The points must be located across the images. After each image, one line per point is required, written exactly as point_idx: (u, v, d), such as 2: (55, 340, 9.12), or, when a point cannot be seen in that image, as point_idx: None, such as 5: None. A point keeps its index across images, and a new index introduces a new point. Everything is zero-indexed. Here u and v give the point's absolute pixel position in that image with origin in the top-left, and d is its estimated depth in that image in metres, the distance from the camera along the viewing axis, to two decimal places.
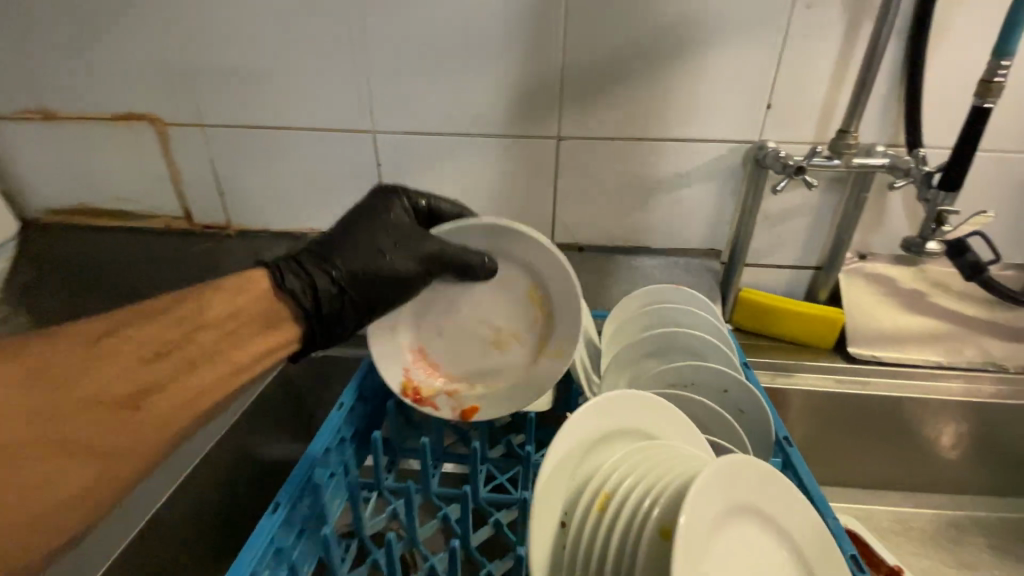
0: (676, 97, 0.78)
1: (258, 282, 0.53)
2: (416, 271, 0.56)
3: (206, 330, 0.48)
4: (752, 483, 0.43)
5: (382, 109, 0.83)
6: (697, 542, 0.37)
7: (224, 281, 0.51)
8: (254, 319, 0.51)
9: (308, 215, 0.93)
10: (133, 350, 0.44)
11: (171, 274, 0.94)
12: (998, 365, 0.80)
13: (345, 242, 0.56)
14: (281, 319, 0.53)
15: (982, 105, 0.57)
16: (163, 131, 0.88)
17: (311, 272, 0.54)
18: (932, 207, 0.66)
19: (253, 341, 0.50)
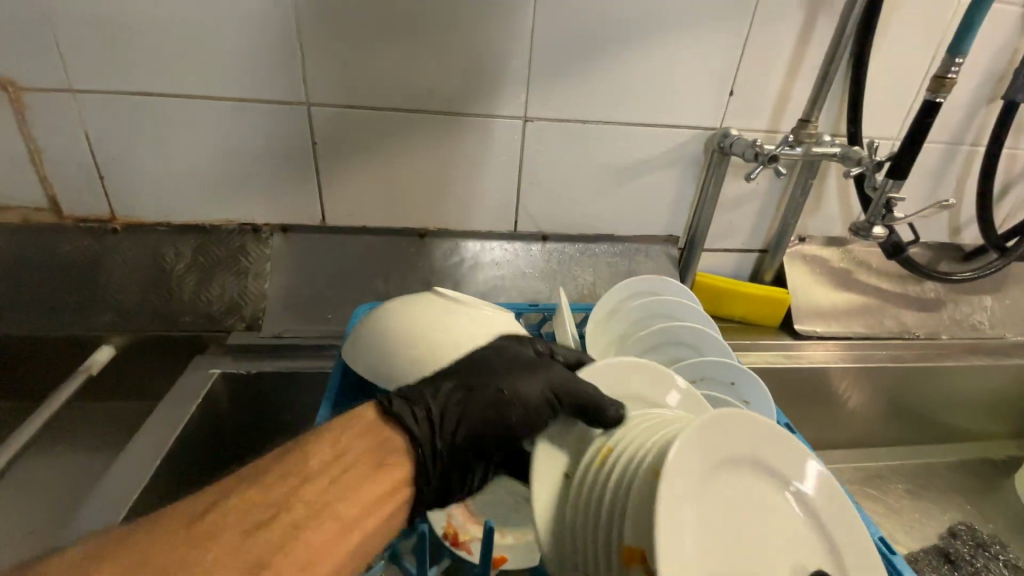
0: (648, 80, 0.75)
1: (361, 414, 0.45)
2: (543, 396, 0.47)
3: (309, 484, 0.39)
4: (747, 430, 0.44)
5: (325, 78, 0.71)
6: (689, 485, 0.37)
7: (331, 423, 0.44)
8: (363, 458, 0.42)
9: (224, 204, 0.78)
10: (227, 528, 0.35)
11: (35, 281, 0.73)
12: (909, 332, 0.91)
13: (477, 371, 0.49)
14: (391, 450, 0.44)
15: (935, 99, 0.64)
16: (20, 99, 0.68)
17: (424, 398, 0.47)
18: (882, 194, 0.70)
19: (365, 490, 0.41)
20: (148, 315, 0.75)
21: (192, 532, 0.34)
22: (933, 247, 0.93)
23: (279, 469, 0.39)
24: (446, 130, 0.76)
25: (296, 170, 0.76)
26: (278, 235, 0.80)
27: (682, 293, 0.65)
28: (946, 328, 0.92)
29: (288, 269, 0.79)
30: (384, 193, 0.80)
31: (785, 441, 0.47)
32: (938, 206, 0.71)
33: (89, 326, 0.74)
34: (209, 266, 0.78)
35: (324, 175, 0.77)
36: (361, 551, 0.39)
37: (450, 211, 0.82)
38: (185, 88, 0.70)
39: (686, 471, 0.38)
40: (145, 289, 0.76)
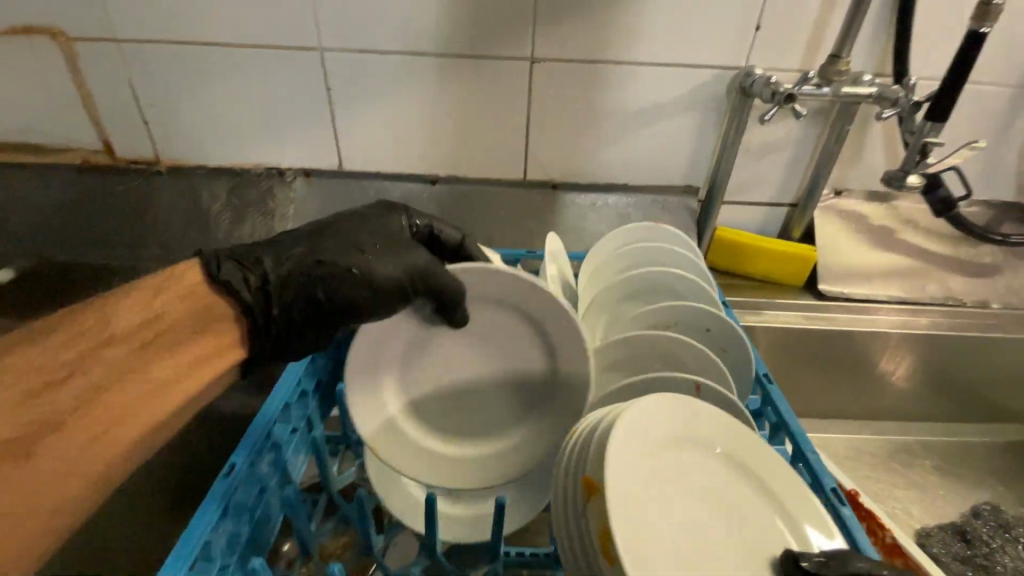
0: (662, 15, 0.70)
1: (181, 274, 0.45)
2: (395, 278, 0.49)
3: (116, 345, 0.39)
4: (701, 415, 0.46)
5: (330, 21, 0.72)
6: (634, 447, 0.41)
7: (150, 279, 0.44)
8: (177, 322, 0.42)
9: (250, 148, 0.83)
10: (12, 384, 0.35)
11: (92, 217, 0.83)
12: (955, 299, 0.83)
13: (334, 238, 0.49)
14: (218, 318, 0.44)
15: (979, 30, 0.56)
16: (70, 48, 0.75)
17: (258, 259, 0.46)
18: (918, 138, 0.64)
19: (183, 350, 0.41)
20: (182, 250, 0.83)
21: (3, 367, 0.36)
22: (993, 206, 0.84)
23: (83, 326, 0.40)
24: (452, 72, 0.75)
25: (311, 115, 0.79)
26: (301, 178, 0.85)
27: (673, 238, 0.64)
28: (1002, 297, 0.83)
29: (308, 212, 0.84)
30: (394, 138, 0.81)
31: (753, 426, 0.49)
32: (971, 149, 0.63)
33: (133, 259, 0.82)
34: (238, 206, 0.84)
35: (338, 119, 0.80)
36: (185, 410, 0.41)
37: (458, 158, 0.83)
38: (205, 35, 0.74)
39: (637, 435, 0.41)
40: (182, 225, 0.83)
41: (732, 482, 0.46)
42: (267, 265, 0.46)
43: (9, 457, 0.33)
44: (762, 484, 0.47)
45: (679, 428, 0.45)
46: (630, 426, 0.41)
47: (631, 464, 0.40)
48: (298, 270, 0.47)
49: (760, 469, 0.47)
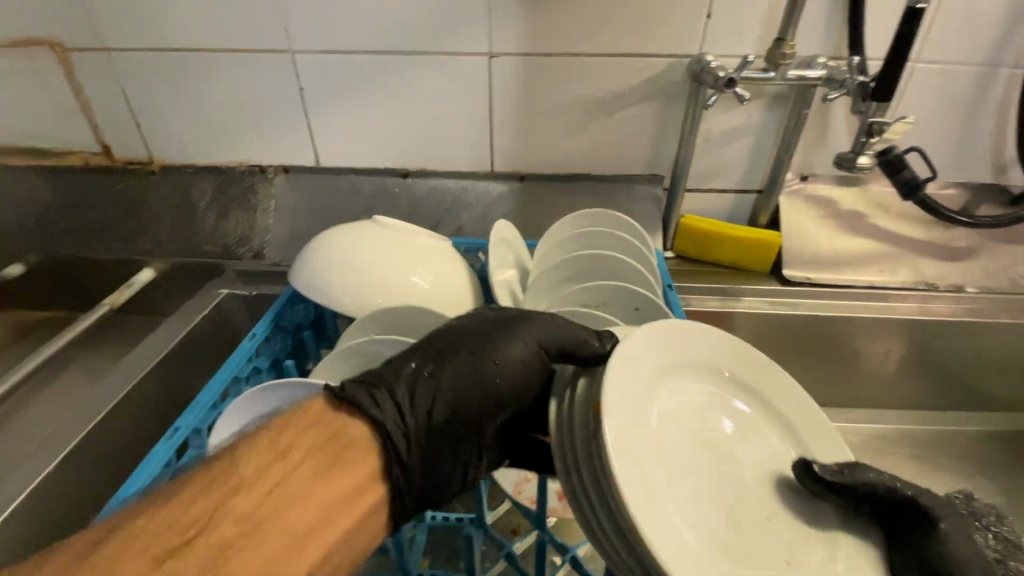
0: (613, 7, 0.72)
1: (310, 404, 0.42)
2: (526, 365, 0.48)
3: (244, 494, 0.36)
4: (680, 346, 0.50)
5: (298, 25, 0.76)
6: (631, 379, 0.43)
7: (293, 416, 0.41)
8: (312, 454, 0.39)
9: (233, 147, 0.88)
10: (145, 549, 0.33)
11: (91, 213, 0.90)
12: (927, 283, 0.82)
13: (469, 335, 0.49)
14: (356, 448, 0.41)
15: (915, 5, 0.58)
16: (67, 59, 0.82)
17: (377, 399, 0.43)
18: (864, 118, 0.68)
19: (334, 479, 0.39)
20: (170, 244, 0.88)
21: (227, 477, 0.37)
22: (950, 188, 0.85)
23: (206, 491, 0.36)
24: (416, 69, 0.78)
25: (286, 114, 0.84)
26: (281, 174, 0.89)
27: (616, 223, 0.67)
28: (976, 280, 0.82)
29: (288, 207, 0.88)
30: (365, 135, 0.85)
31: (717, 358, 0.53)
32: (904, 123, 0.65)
33: (126, 252, 0.88)
34: (224, 202, 0.89)
35: (312, 118, 0.84)
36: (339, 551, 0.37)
37: (427, 150, 0.86)
38: (185, 42, 0.79)
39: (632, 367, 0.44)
40: (170, 221, 0.89)
41: (706, 409, 0.50)
42: (397, 391, 0.45)
43: None
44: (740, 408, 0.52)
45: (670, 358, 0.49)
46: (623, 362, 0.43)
47: (623, 397, 0.41)
48: (421, 375, 0.46)
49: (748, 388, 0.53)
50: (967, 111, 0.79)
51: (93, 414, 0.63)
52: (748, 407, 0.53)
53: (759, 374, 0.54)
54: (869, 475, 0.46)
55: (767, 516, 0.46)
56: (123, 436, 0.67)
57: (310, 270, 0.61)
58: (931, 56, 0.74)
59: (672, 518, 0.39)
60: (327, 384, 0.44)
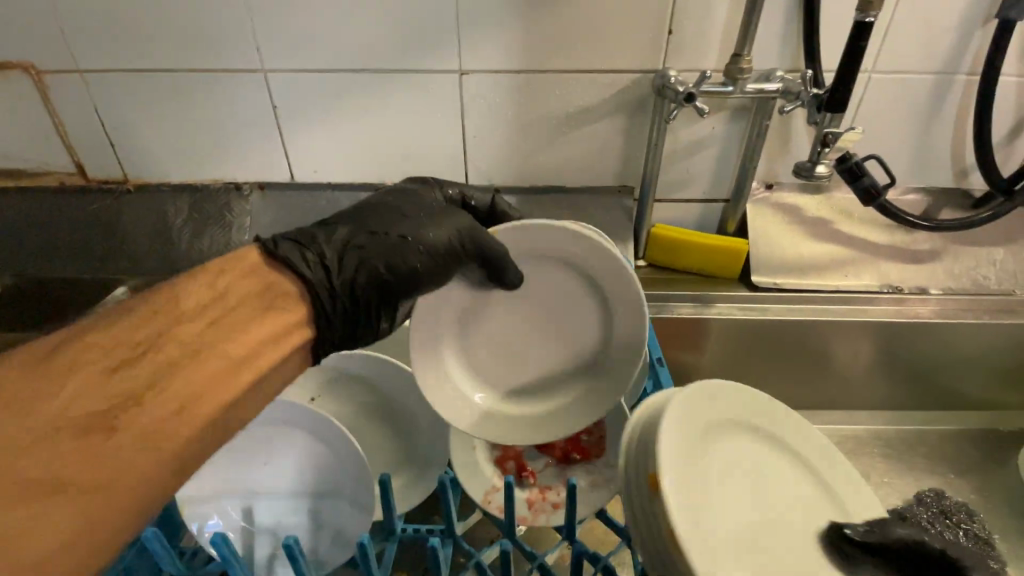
0: (577, 24, 0.74)
1: (241, 256, 0.50)
2: (447, 241, 0.53)
3: (179, 324, 0.43)
4: (731, 404, 0.56)
5: (270, 45, 0.77)
6: (688, 439, 0.49)
7: (214, 264, 0.49)
8: (244, 301, 0.47)
9: (208, 165, 0.89)
10: (105, 361, 0.39)
11: (65, 234, 0.89)
12: (891, 286, 0.84)
13: (394, 206, 0.56)
14: (281, 298, 0.49)
15: (863, 20, 0.61)
16: (40, 80, 0.82)
17: (307, 254, 0.51)
18: (820, 128, 0.70)
19: (259, 323, 0.46)
20: (145, 263, 0.88)
21: (157, 310, 0.44)
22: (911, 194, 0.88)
23: (152, 317, 0.43)
24: (387, 86, 0.80)
25: (261, 132, 0.85)
26: (256, 191, 0.90)
27: None
28: (940, 282, 0.84)
29: (264, 223, 0.89)
30: (340, 151, 0.86)
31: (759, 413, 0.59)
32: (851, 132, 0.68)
33: (99, 272, 0.88)
34: (199, 220, 0.89)
35: (287, 136, 0.85)
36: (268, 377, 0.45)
37: (402, 166, 0.87)
38: (159, 62, 0.80)
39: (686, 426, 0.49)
40: (145, 239, 0.89)
41: (760, 462, 0.56)
42: (326, 253, 0.51)
43: (107, 426, 0.36)
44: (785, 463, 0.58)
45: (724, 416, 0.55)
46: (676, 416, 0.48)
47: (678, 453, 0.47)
48: (351, 241, 0.52)
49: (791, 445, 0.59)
50: (923, 120, 0.82)
51: None
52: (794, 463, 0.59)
53: (793, 429, 0.61)
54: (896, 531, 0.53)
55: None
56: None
57: None
58: (884, 68, 0.77)
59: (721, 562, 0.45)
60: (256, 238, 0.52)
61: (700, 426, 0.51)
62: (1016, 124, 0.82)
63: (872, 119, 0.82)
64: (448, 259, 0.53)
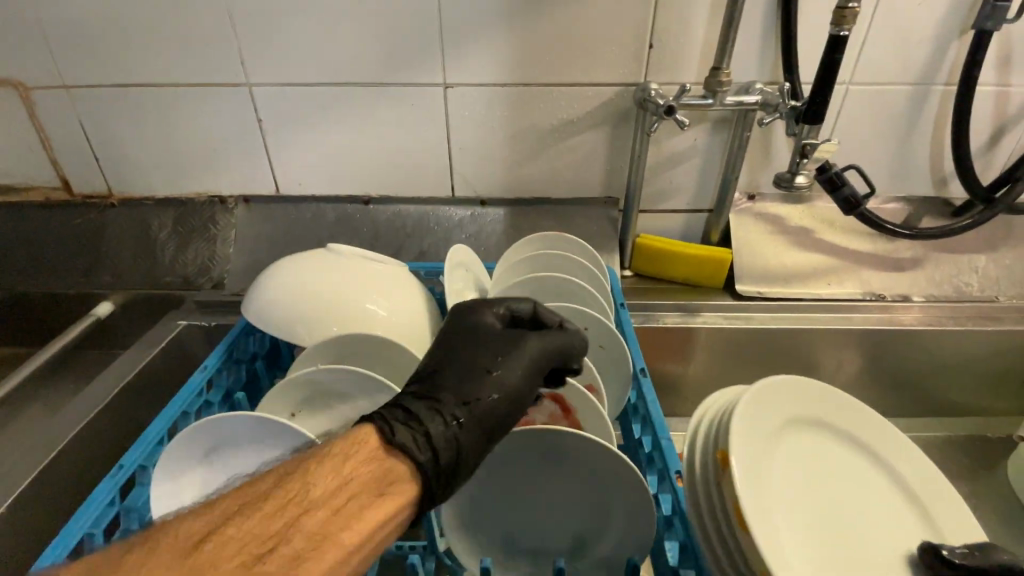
0: (559, 38, 0.75)
1: (359, 436, 0.41)
2: (525, 381, 0.48)
3: (307, 516, 0.35)
4: (799, 400, 0.56)
5: (254, 59, 0.78)
6: (752, 437, 0.49)
7: (333, 444, 0.40)
8: (367, 486, 0.38)
9: (193, 179, 0.89)
10: (228, 558, 0.32)
11: (48, 249, 0.89)
12: (874, 294, 0.84)
13: (469, 353, 0.48)
14: (398, 476, 0.40)
15: (838, 33, 0.61)
16: (26, 96, 0.82)
17: (414, 422, 0.43)
18: (799, 140, 0.71)
19: (374, 513, 0.37)
20: (130, 277, 0.87)
21: (284, 494, 0.36)
22: (892, 203, 0.89)
23: (275, 501, 0.36)
24: (372, 100, 0.80)
25: (246, 146, 0.85)
26: (241, 205, 0.90)
27: (561, 244, 0.71)
28: (922, 290, 0.85)
29: (249, 236, 0.88)
30: (325, 165, 0.86)
31: (846, 421, 0.59)
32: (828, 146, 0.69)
33: (83, 287, 0.87)
34: (185, 233, 0.89)
35: (273, 149, 0.85)
36: None
37: (388, 178, 0.87)
38: (144, 78, 0.80)
39: (751, 422, 0.50)
40: (129, 254, 0.88)
41: (828, 462, 0.56)
42: (427, 427, 0.43)
43: None
44: (853, 461, 0.57)
45: (790, 412, 0.55)
46: (744, 413, 0.49)
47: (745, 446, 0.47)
48: (444, 408, 0.44)
49: (863, 441, 0.59)
50: (900, 130, 0.83)
51: (41, 455, 0.62)
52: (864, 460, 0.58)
53: (874, 427, 0.60)
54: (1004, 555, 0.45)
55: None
56: (70, 476, 0.65)
57: (269, 313, 0.61)
58: (861, 80, 0.79)
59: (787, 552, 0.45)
60: (363, 416, 0.43)
61: (767, 425, 0.52)
62: (994, 133, 0.84)
63: (851, 130, 0.83)
64: (530, 386, 0.48)
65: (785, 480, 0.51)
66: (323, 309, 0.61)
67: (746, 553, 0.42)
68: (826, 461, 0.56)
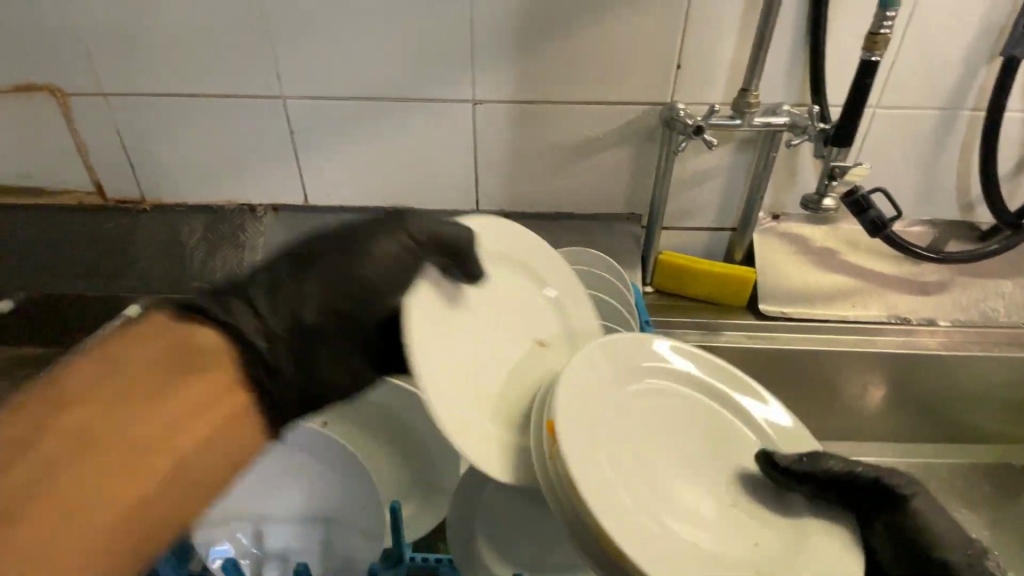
0: (588, 57, 0.76)
1: (150, 322, 0.46)
2: (399, 258, 0.52)
3: (102, 404, 0.41)
4: (633, 363, 0.61)
5: (290, 73, 0.80)
6: (584, 404, 0.53)
7: (133, 330, 0.45)
8: (171, 370, 0.44)
9: (224, 186, 0.91)
10: (34, 448, 0.38)
11: (79, 252, 0.91)
12: (899, 317, 0.84)
13: (340, 241, 0.51)
14: (200, 358, 0.45)
15: (869, 58, 0.62)
16: (67, 102, 0.85)
17: (237, 306, 0.47)
18: (827, 162, 0.72)
19: (182, 394, 0.43)
20: (157, 281, 0.89)
21: (96, 385, 0.42)
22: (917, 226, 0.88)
23: (75, 393, 0.41)
24: (402, 113, 0.82)
25: (277, 156, 0.87)
26: (270, 213, 0.92)
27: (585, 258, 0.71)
28: (948, 314, 0.84)
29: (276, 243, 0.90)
30: (353, 176, 0.88)
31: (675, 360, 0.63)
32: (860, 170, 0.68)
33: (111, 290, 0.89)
34: (213, 239, 0.90)
35: (303, 160, 0.87)
36: (189, 456, 0.42)
37: (414, 190, 0.89)
38: (181, 89, 0.82)
39: (579, 388, 0.54)
40: (158, 258, 0.90)
41: (677, 413, 0.61)
42: (258, 304, 0.47)
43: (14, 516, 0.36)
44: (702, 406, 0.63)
45: (621, 373, 0.59)
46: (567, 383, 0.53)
47: (576, 414, 0.52)
48: (272, 287, 0.48)
49: (709, 387, 0.64)
50: (927, 154, 0.83)
51: None
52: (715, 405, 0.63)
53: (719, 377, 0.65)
54: (828, 463, 0.53)
55: (758, 540, 0.52)
56: None
57: None
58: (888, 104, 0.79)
59: (637, 510, 0.48)
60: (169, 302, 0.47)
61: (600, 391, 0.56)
62: (1021, 159, 0.83)
63: (877, 153, 0.83)
64: (411, 271, 0.52)
65: (631, 436, 0.55)
66: None
67: (584, 519, 0.46)
68: (678, 414, 0.61)
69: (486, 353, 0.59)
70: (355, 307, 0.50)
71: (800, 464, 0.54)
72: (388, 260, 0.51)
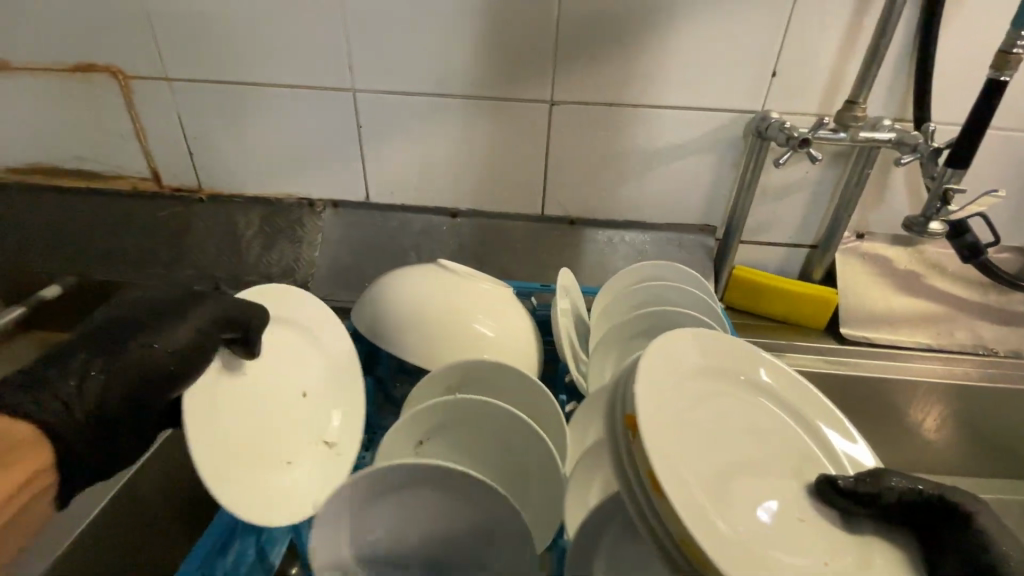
0: (677, 60, 0.72)
1: None
2: (189, 333, 0.49)
3: None
4: (712, 352, 0.50)
5: (363, 64, 0.77)
6: (665, 394, 0.43)
7: None
8: None
9: (283, 179, 0.88)
10: None
11: (131, 239, 0.88)
12: (985, 348, 0.80)
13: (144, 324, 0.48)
14: (25, 445, 0.41)
15: (998, 79, 0.59)
16: (127, 85, 0.82)
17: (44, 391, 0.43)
18: (939, 184, 0.67)
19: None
20: (217, 273, 0.86)
21: None
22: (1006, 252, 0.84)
23: None
24: (475, 111, 0.79)
25: (341, 150, 0.84)
26: (330, 209, 0.89)
27: (672, 270, 0.69)
28: None
29: (334, 240, 0.87)
30: (417, 172, 0.85)
31: (751, 362, 0.53)
32: (992, 196, 0.64)
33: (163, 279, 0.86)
34: (270, 232, 0.88)
35: (366, 154, 0.84)
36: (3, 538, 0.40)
37: (479, 191, 0.86)
38: (248, 76, 0.80)
39: (663, 375, 0.44)
40: (215, 248, 0.88)
41: (749, 418, 0.49)
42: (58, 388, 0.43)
43: None
44: (775, 415, 0.51)
45: (699, 365, 0.48)
46: (652, 365, 0.43)
47: (660, 406, 0.41)
48: (74, 371, 0.44)
49: (779, 393, 0.53)
50: None
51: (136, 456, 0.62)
52: (789, 417, 0.52)
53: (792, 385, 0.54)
54: (891, 479, 0.41)
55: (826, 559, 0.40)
56: None
57: (386, 335, 0.60)
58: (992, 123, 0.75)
59: (715, 523, 0.37)
60: None
61: (678, 380, 0.45)
62: None
63: (972, 175, 0.79)
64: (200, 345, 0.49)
65: (707, 440, 0.44)
66: (446, 332, 0.59)
67: (663, 514, 0.37)
68: (750, 420, 0.49)
69: (275, 458, 0.54)
70: (152, 378, 0.46)
71: (863, 486, 0.42)
72: (181, 345, 0.48)
